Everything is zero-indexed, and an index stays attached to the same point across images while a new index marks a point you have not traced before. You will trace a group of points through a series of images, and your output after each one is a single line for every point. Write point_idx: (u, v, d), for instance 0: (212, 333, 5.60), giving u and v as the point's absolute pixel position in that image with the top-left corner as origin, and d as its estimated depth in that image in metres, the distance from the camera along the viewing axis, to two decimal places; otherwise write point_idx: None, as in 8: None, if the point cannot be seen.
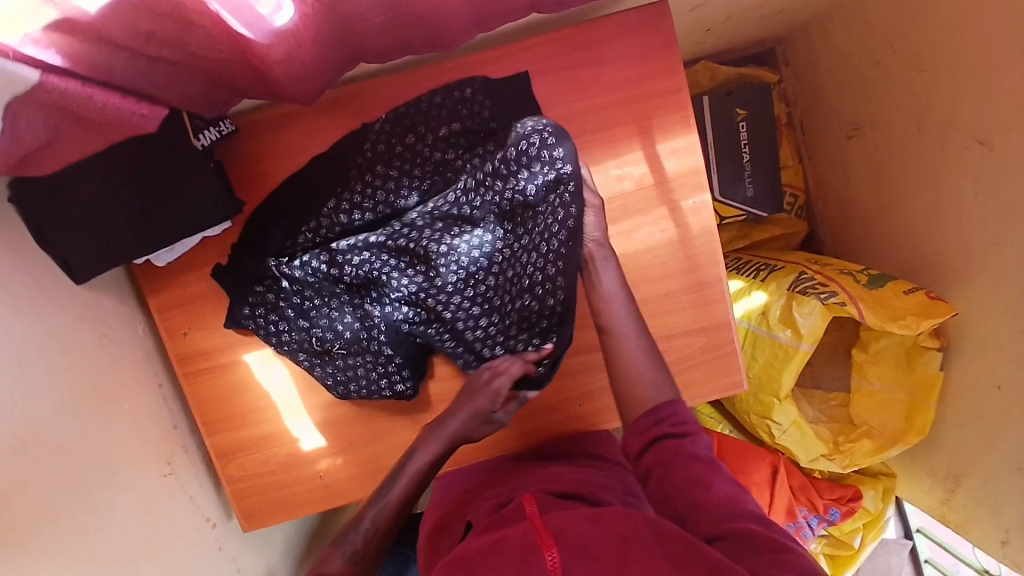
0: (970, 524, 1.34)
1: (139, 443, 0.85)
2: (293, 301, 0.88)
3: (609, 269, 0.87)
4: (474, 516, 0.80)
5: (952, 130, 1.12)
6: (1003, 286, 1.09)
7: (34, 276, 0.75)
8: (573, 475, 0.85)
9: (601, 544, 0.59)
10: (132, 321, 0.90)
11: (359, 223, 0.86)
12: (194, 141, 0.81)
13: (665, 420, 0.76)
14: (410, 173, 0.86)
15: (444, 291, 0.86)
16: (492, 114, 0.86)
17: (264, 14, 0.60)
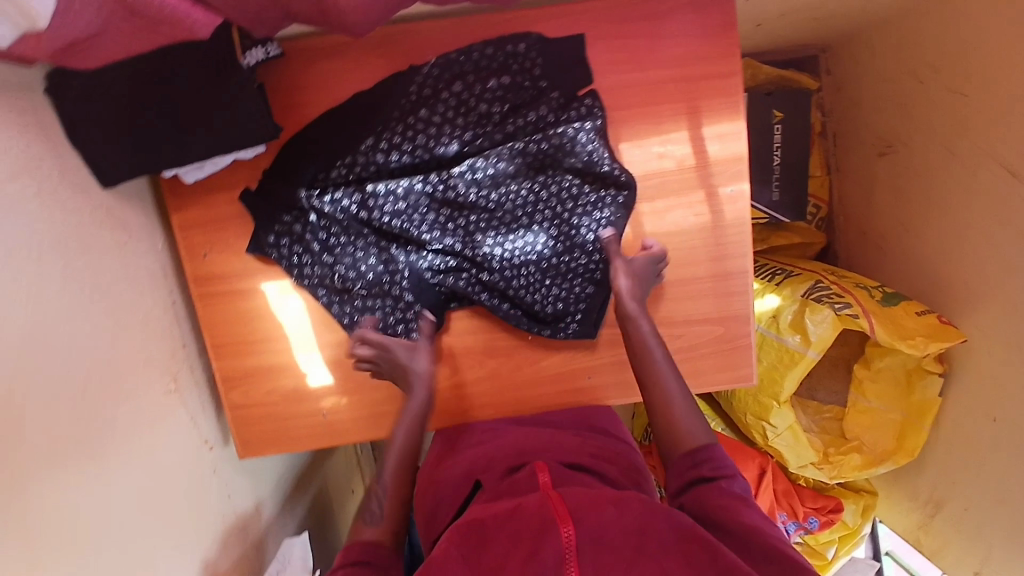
0: (943, 549, 1.37)
1: (148, 356, 0.84)
2: (321, 236, 0.88)
3: (645, 328, 0.89)
4: (484, 476, 0.83)
5: (985, 161, 1.11)
6: (1013, 322, 1.09)
7: (64, 169, 0.73)
8: (578, 444, 0.88)
9: (619, 532, 0.63)
10: (153, 234, 0.89)
11: (396, 166, 0.86)
12: (240, 58, 0.77)
13: (703, 463, 0.79)
14: (453, 122, 0.84)
15: (480, 247, 0.90)
16: (543, 72, 0.84)
17: None
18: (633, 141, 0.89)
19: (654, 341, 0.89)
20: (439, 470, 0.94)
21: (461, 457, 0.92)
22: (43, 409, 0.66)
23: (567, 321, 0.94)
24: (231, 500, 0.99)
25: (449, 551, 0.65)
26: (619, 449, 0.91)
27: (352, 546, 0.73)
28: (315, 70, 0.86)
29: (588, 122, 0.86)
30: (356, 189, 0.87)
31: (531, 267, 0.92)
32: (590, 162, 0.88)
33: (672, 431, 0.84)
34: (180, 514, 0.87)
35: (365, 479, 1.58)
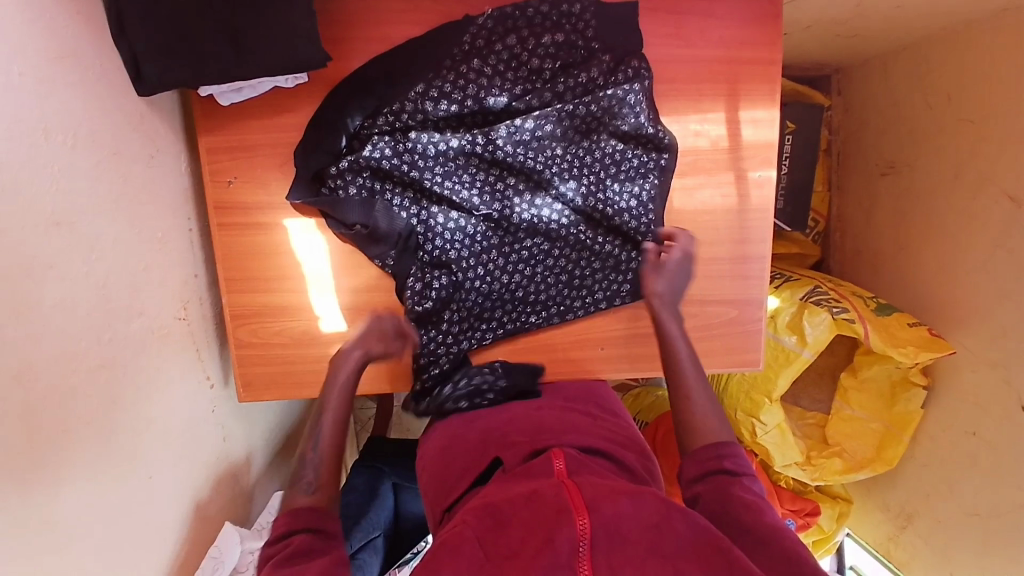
0: (912, 561, 1.41)
1: (161, 277, 0.80)
2: (365, 187, 0.87)
3: (671, 319, 0.87)
4: (503, 453, 0.75)
5: (987, 184, 1.16)
6: (1002, 340, 1.14)
7: (102, 66, 0.70)
8: (592, 426, 0.82)
9: (636, 527, 0.57)
10: (178, 154, 0.85)
11: (443, 115, 0.86)
12: None
13: (726, 456, 0.74)
14: (503, 74, 0.85)
15: (516, 209, 0.90)
16: (595, 34, 0.86)
17: None
18: (670, 116, 0.91)
19: (678, 336, 0.85)
20: (449, 439, 0.86)
21: (472, 426, 0.86)
22: (59, 301, 0.63)
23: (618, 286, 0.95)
24: (224, 444, 0.95)
25: (463, 534, 0.60)
26: (629, 431, 0.87)
27: (296, 510, 0.66)
28: (369, 3, 0.85)
29: (636, 83, 0.87)
30: (398, 138, 0.85)
31: (564, 242, 0.93)
32: (636, 127, 0.89)
33: (693, 420, 0.79)
34: (173, 449, 0.83)
35: (348, 455, 1.49)
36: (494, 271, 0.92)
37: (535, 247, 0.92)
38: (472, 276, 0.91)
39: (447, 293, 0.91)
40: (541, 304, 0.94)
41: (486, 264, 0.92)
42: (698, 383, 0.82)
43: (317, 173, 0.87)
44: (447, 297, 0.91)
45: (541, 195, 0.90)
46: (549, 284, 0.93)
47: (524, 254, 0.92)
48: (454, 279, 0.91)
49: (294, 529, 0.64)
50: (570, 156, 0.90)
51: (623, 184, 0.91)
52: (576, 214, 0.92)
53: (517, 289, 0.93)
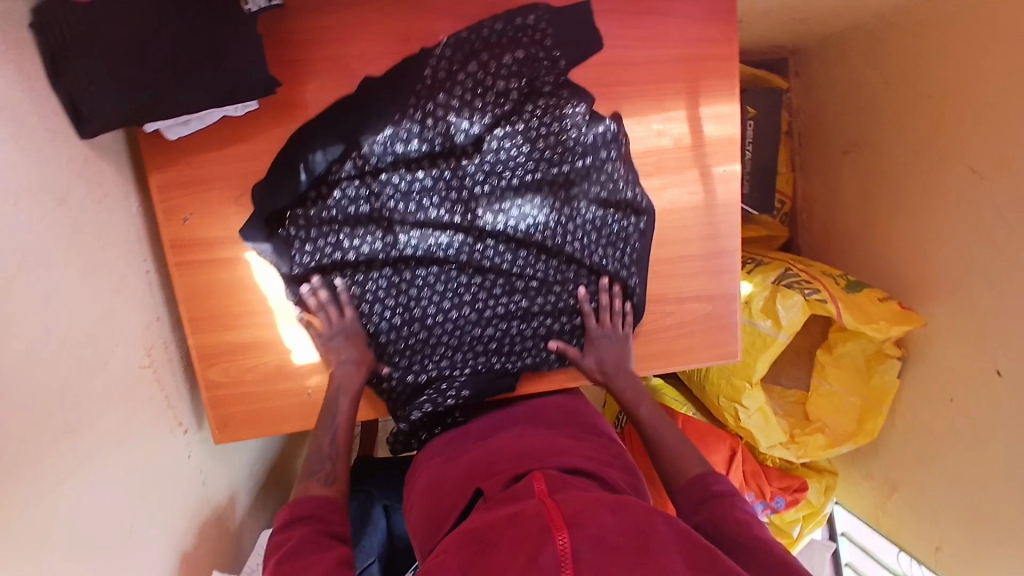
0: (901, 528, 1.44)
1: (121, 325, 0.77)
2: (334, 239, 0.84)
3: (626, 380, 0.93)
4: (485, 483, 0.74)
5: (948, 159, 1.19)
6: (973, 311, 1.17)
7: (41, 114, 0.66)
8: (576, 446, 0.81)
9: (618, 534, 0.56)
10: (127, 195, 0.82)
11: (414, 155, 0.84)
12: (244, 4, 0.74)
13: (713, 484, 0.77)
14: (472, 104, 0.83)
15: (491, 247, 0.88)
16: (554, 42, 0.85)
17: None
18: (633, 117, 0.91)
19: (639, 400, 0.92)
20: (435, 472, 0.84)
21: (454, 460, 0.84)
22: (18, 364, 0.60)
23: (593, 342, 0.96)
24: (204, 488, 0.93)
25: (448, 563, 0.59)
26: (614, 448, 0.87)
27: (300, 502, 0.72)
28: (317, 23, 0.82)
29: (615, 148, 0.89)
30: (366, 181, 0.83)
31: (543, 296, 0.92)
32: (605, 199, 0.91)
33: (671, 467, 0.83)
34: (150, 502, 0.80)
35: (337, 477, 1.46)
36: (468, 323, 0.90)
37: (511, 303, 0.91)
38: (446, 329, 0.90)
39: (424, 336, 0.89)
40: (518, 356, 0.93)
41: (460, 317, 0.90)
42: (664, 428, 0.88)
43: (274, 215, 0.85)
44: (419, 348, 0.90)
45: (514, 232, 0.88)
46: (530, 318, 0.92)
47: (501, 309, 0.91)
48: (431, 320, 0.89)
49: (297, 516, 0.70)
50: (542, 189, 0.89)
51: (599, 221, 0.91)
52: (552, 251, 0.91)
53: (496, 334, 0.91)
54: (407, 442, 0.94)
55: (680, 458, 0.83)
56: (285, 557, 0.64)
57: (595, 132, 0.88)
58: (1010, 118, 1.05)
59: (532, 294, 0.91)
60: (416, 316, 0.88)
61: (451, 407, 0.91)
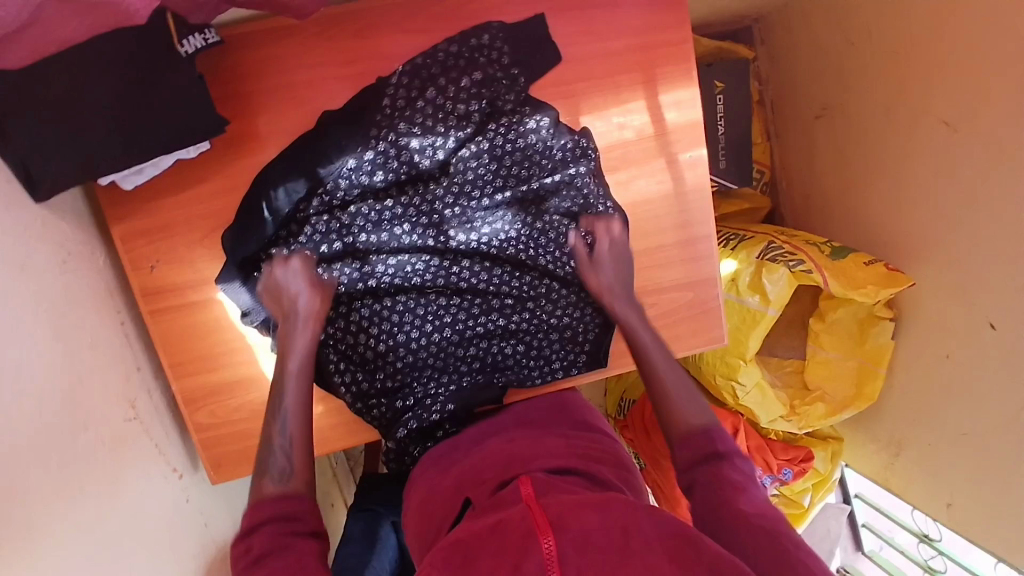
0: (909, 486, 1.45)
1: (101, 382, 0.77)
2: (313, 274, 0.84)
3: (632, 311, 0.88)
4: (474, 492, 0.73)
5: (920, 114, 1.18)
6: (960, 265, 1.16)
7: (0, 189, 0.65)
8: (565, 447, 0.80)
9: (602, 535, 0.56)
10: (91, 249, 0.81)
11: (381, 185, 0.84)
12: (177, 46, 0.72)
13: (715, 440, 0.75)
14: (434, 129, 0.83)
15: (466, 268, 0.90)
16: (511, 59, 0.85)
17: None
18: (592, 113, 0.89)
19: (642, 326, 0.87)
20: (427, 484, 0.83)
21: (447, 470, 0.83)
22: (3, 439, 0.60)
23: (577, 354, 0.96)
24: (207, 529, 0.93)
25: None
26: (607, 442, 0.87)
27: (251, 511, 0.65)
28: (260, 55, 0.80)
29: (583, 164, 0.89)
30: (335, 216, 0.84)
31: (519, 313, 0.93)
32: (574, 212, 0.91)
33: (673, 411, 0.80)
34: (156, 552, 0.80)
35: (346, 494, 1.47)
36: (450, 344, 0.92)
37: (489, 323, 0.92)
38: (428, 353, 0.91)
39: (408, 361, 0.90)
40: (503, 372, 0.95)
41: (441, 339, 0.91)
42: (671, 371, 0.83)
43: (246, 260, 0.83)
44: (406, 374, 0.90)
45: (487, 250, 0.90)
46: (513, 332, 0.93)
47: (480, 329, 0.92)
48: (413, 345, 0.90)
49: (263, 519, 0.64)
50: (511, 207, 0.89)
51: (570, 234, 0.92)
52: (527, 266, 0.92)
53: (480, 350, 0.93)
54: (400, 458, 0.93)
55: (675, 397, 0.81)
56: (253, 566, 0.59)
57: (558, 146, 0.88)
58: (982, 71, 1.04)
59: (512, 310, 0.92)
60: (399, 343, 0.89)
61: (436, 420, 0.91)
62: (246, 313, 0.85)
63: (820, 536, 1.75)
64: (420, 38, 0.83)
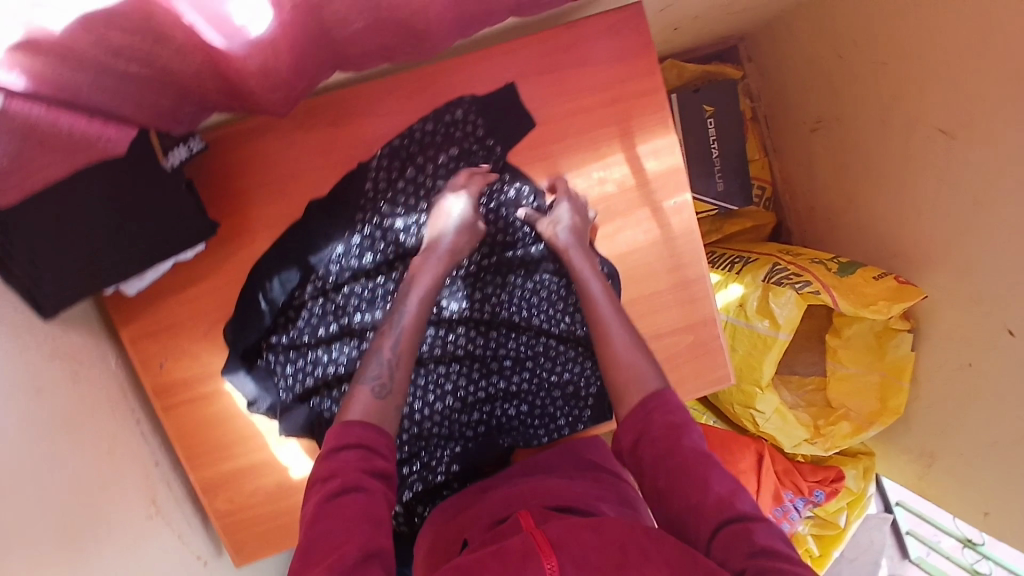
0: (945, 497, 1.38)
1: (121, 485, 0.80)
2: (313, 356, 0.87)
3: (580, 257, 0.86)
4: (471, 533, 0.76)
5: (917, 122, 1.15)
6: (972, 274, 1.13)
7: (13, 319, 0.69)
8: (566, 487, 0.81)
9: (601, 557, 0.57)
10: (103, 354, 0.85)
11: (370, 266, 0.86)
12: (164, 161, 0.74)
13: (654, 411, 0.73)
14: (417, 207, 0.86)
15: (462, 334, 0.92)
16: (486, 132, 0.87)
17: (242, 24, 0.56)
18: (575, 171, 0.90)
19: (591, 276, 0.86)
20: (433, 532, 0.84)
21: (453, 518, 0.84)
22: (30, 560, 0.62)
23: (580, 408, 0.97)
24: None
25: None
26: (614, 484, 0.86)
27: (348, 426, 0.69)
28: (245, 153, 0.83)
29: None
30: (328, 298, 0.86)
31: (518, 373, 0.94)
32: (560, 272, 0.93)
33: (629, 376, 0.78)
34: None
35: None
36: (453, 412, 0.93)
37: (490, 385, 0.94)
38: (432, 422, 0.92)
39: (413, 431, 0.92)
40: (508, 433, 0.95)
41: (444, 408, 0.92)
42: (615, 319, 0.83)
43: (249, 350, 0.86)
44: (413, 444, 0.92)
45: (481, 314, 0.92)
46: (516, 390, 0.94)
47: (481, 394, 0.94)
48: (415, 414, 0.91)
49: (346, 443, 0.67)
50: (499, 270, 0.92)
51: (561, 292, 0.93)
52: (523, 326, 0.93)
53: (484, 414, 0.94)
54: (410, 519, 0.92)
55: (622, 356, 0.80)
56: (330, 496, 0.62)
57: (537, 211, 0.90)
58: (978, 76, 1.01)
59: (512, 370, 0.94)
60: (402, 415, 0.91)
61: (443, 481, 0.93)
62: (252, 402, 0.87)
63: (863, 549, 1.63)
64: (394, 118, 0.85)
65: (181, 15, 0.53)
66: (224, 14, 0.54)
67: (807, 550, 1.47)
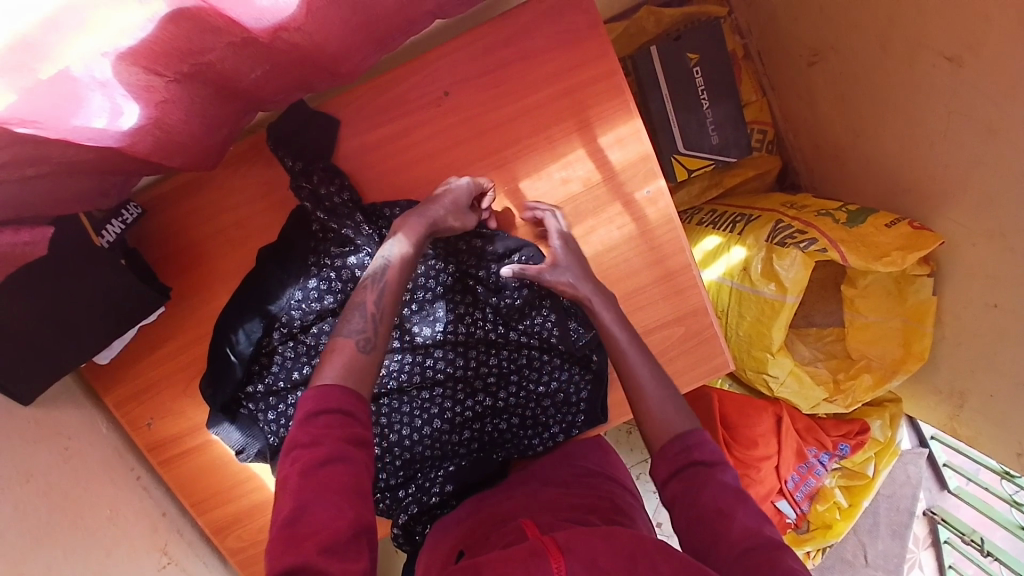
0: (979, 439, 1.23)
1: (130, 545, 0.81)
2: (293, 400, 0.84)
3: (605, 307, 0.82)
4: (470, 543, 0.71)
5: (916, 47, 1.03)
6: (989, 208, 1.01)
7: None
8: (562, 497, 0.76)
9: (611, 559, 0.55)
10: (94, 421, 0.87)
11: (333, 307, 0.83)
12: (98, 239, 0.75)
13: (693, 448, 0.71)
14: (360, 242, 0.82)
15: (438, 360, 0.87)
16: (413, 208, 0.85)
17: (105, 124, 0.53)
18: (531, 176, 0.88)
19: (614, 322, 0.82)
20: (431, 554, 0.80)
21: (450, 532, 0.81)
22: None
23: (573, 412, 0.92)
24: None
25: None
26: (610, 487, 0.81)
27: (327, 386, 0.60)
28: (200, 203, 0.86)
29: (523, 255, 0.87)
30: (298, 341, 0.84)
31: (504, 389, 0.90)
32: (525, 301, 0.89)
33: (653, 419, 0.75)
34: None
35: None
36: (442, 435, 0.89)
37: (478, 404, 0.90)
38: (424, 446, 0.89)
39: (401, 458, 0.89)
40: (502, 447, 0.93)
41: (433, 431, 0.88)
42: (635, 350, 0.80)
43: (228, 402, 0.85)
44: (408, 468, 0.90)
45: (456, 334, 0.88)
46: (509, 405, 0.90)
47: (470, 413, 0.89)
48: (399, 442, 0.88)
49: (323, 408, 0.59)
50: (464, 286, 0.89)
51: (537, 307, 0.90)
52: (503, 337, 0.89)
53: (475, 432, 0.91)
54: (411, 539, 0.93)
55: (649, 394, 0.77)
56: (312, 468, 0.55)
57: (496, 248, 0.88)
58: None
59: (499, 387, 0.90)
60: (392, 444, 0.88)
61: (438, 501, 0.91)
62: (240, 450, 0.85)
63: (900, 484, 1.57)
64: (350, 143, 0.86)
65: (50, 134, 0.49)
66: (80, 125, 0.51)
67: (835, 504, 1.44)
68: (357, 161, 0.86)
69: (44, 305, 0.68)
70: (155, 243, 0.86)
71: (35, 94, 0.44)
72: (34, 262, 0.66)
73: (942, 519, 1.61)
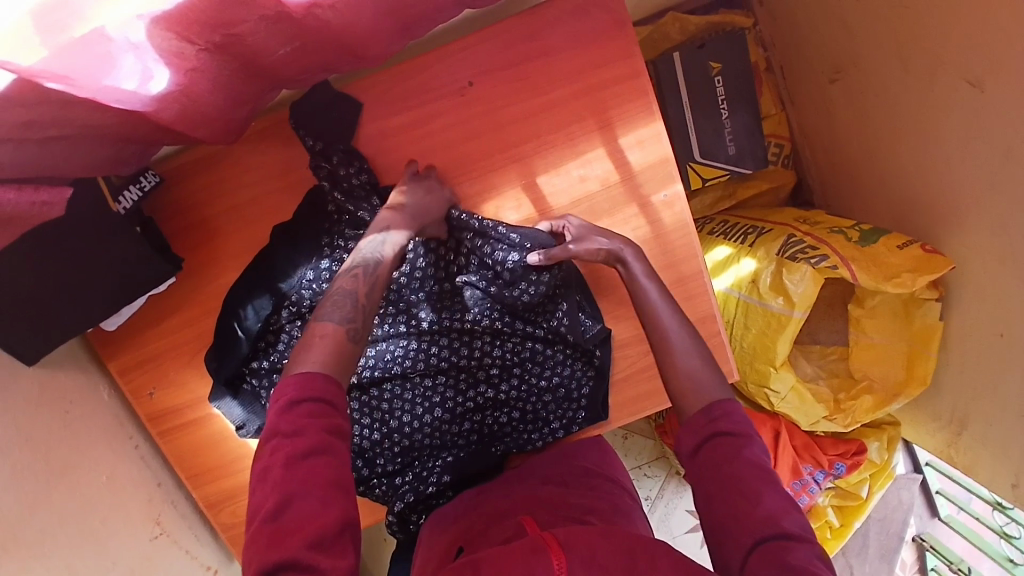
0: (975, 468, 1.23)
1: (124, 514, 0.81)
2: None
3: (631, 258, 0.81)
4: (470, 540, 0.70)
5: (937, 71, 1.02)
6: (1001, 235, 1.01)
7: None
8: (559, 495, 0.76)
9: (612, 557, 0.54)
10: (96, 386, 0.87)
11: None
12: (114, 205, 0.76)
13: (720, 419, 0.66)
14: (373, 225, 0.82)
15: (443, 348, 0.88)
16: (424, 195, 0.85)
17: (133, 88, 0.52)
18: (549, 172, 0.88)
19: (643, 275, 0.79)
20: (427, 551, 0.80)
21: (446, 528, 0.80)
22: None
23: (574, 410, 0.92)
24: None
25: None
26: (608, 488, 0.81)
27: (311, 374, 0.59)
28: (217, 177, 0.86)
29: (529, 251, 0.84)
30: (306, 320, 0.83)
31: (506, 381, 0.90)
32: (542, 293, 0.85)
33: (681, 383, 0.70)
34: None
35: None
36: (442, 424, 0.89)
37: (478, 395, 0.89)
38: (423, 434, 0.89)
39: (400, 446, 0.89)
40: (501, 440, 0.92)
41: (433, 420, 0.88)
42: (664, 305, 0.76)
43: (232, 377, 0.85)
44: (406, 455, 0.90)
45: (462, 323, 0.88)
46: (509, 398, 0.90)
47: (470, 403, 0.89)
48: (399, 429, 0.88)
49: (303, 397, 0.57)
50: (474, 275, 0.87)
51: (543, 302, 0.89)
52: (507, 329, 0.89)
53: (474, 423, 0.90)
54: (405, 527, 0.93)
55: (681, 361, 0.72)
56: (293, 460, 0.54)
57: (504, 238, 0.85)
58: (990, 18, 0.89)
59: (500, 379, 0.89)
60: (393, 429, 0.88)
61: (434, 491, 0.91)
62: (240, 426, 0.86)
63: (892, 507, 1.57)
64: (370, 126, 0.86)
65: (78, 93, 0.49)
66: (109, 86, 0.50)
67: (826, 523, 1.44)
68: (377, 145, 0.86)
69: (54, 267, 0.68)
70: (170, 214, 0.86)
71: (67, 51, 0.44)
72: (47, 224, 0.66)
73: (931, 546, 1.60)
